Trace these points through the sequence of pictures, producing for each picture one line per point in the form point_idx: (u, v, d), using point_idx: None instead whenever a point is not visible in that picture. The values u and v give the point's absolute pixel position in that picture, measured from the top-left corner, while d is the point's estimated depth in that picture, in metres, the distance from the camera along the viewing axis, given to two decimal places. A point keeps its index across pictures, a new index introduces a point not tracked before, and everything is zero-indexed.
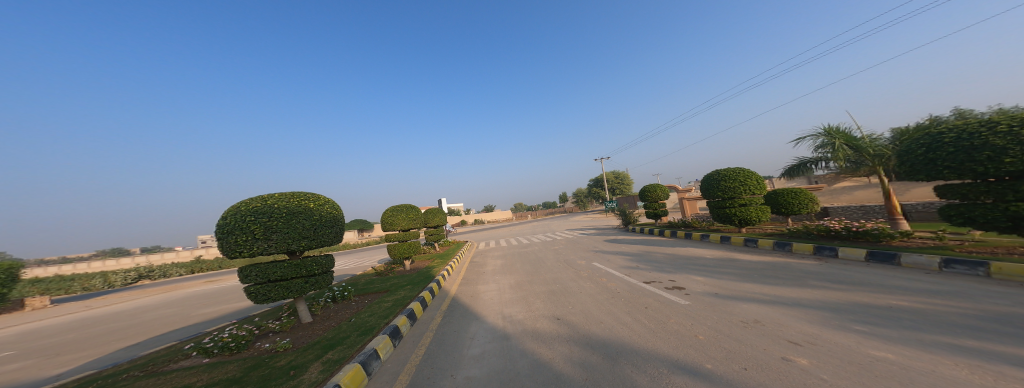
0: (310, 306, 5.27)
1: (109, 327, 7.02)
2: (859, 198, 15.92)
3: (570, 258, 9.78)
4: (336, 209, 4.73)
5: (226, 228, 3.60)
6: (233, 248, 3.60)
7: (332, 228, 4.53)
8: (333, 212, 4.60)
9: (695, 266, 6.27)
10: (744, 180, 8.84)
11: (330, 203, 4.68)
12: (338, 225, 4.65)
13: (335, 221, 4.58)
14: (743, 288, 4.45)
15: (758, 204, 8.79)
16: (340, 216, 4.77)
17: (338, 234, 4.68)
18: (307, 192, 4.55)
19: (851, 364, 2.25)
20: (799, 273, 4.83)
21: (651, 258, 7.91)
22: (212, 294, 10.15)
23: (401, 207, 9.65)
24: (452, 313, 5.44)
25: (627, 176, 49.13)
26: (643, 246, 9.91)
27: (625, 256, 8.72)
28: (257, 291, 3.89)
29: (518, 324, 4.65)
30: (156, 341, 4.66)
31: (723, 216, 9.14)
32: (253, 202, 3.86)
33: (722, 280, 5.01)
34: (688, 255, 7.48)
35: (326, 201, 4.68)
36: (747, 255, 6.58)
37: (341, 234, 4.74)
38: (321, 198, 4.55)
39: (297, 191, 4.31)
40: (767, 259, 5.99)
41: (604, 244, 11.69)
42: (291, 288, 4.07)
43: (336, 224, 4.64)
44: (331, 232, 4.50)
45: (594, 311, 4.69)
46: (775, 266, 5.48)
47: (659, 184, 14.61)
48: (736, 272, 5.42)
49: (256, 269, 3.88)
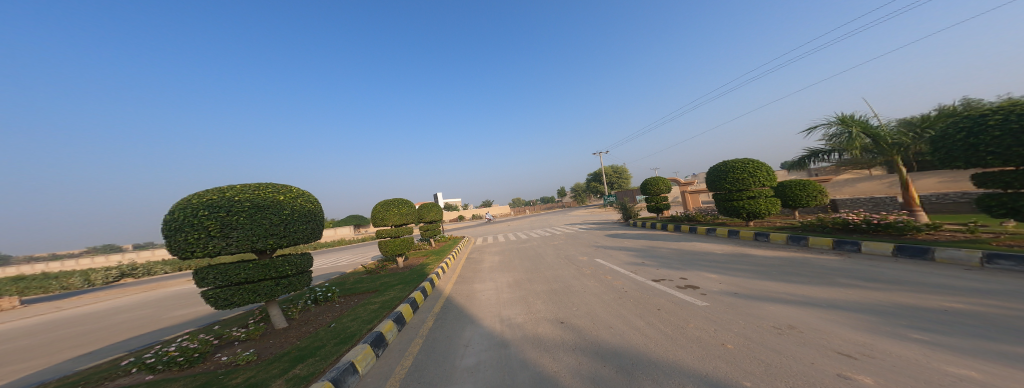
0: (287, 308, 4.82)
1: (75, 330, 6.50)
2: (862, 190, 15.66)
3: (570, 254, 9.36)
4: (313, 202, 4.29)
5: (175, 224, 3.15)
6: (184, 247, 3.16)
7: (309, 223, 4.09)
8: (309, 206, 4.15)
9: (706, 262, 5.86)
10: (753, 171, 8.43)
11: (305, 194, 4.24)
12: (315, 220, 4.23)
13: (311, 215, 4.15)
14: (766, 287, 4.03)
15: (768, 196, 8.37)
16: (317, 210, 4.33)
17: (316, 229, 4.27)
18: (279, 183, 4.10)
19: (928, 385, 1.82)
20: (823, 269, 4.43)
21: (656, 253, 7.50)
22: (193, 293, 9.63)
23: (393, 201, 9.03)
24: (446, 316, 5.01)
25: (625, 170, 48.75)
26: (646, 241, 9.52)
27: (628, 251, 8.34)
28: (217, 296, 3.46)
29: (517, 329, 4.23)
30: (112, 351, 4.18)
31: (730, 209, 8.77)
32: (208, 194, 3.40)
33: (739, 277, 4.60)
34: (696, 250, 7.08)
35: (301, 192, 4.23)
36: (760, 250, 6.20)
37: (319, 230, 4.33)
38: (294, 189, 4.09)
39: (265, 183, 3.85)
40: (782, 254, 5.60)
41: (605, 239, 11.28)
42: (259, 291, 3.65)
43: (314, 219, 4.21)
44: (307, 227, 4.07)
45: (601, 315, 4.26)
46: (794, 261, 5.08)
47: (660, 177, 14.21)
48: (752, 269, 5.01)
49: (215, 271, 3.44)
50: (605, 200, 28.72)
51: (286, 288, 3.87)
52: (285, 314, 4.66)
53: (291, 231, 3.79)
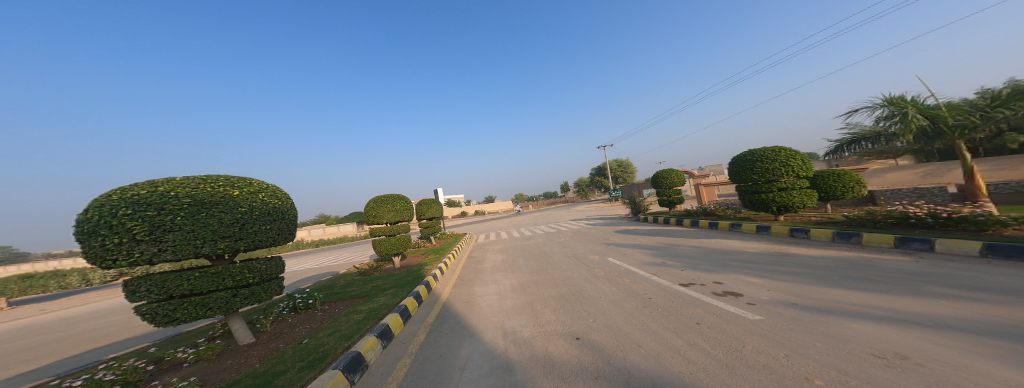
0: (257, 320, 4.16)
1: (42, 339, 5.98)
2: (891, 181, 14.58)
3: (580, 252, 8.64)
4: (282, 198, 3.58)
5: (87, 226, 2.45)
6: (101, 254, 2.47)
7: (275, 223, 3.39)
8: (275, 203, 3.44)
9: (741, 263, 5.06)
10: (785, 160, 7.51)
11: (270, 188, 3.53)
12: (285, 218, 3.52)
13: (279, 213, 3.44)
14: (831, 296, 3.27)
15: (802, 187, 7.46)
16: (286, 207, 3.62)
17: (286, 230, 3.57)
18: (237, 175, 3.40)
19: None
20: (896, 273, 3.65)
21: (678, 252, 6.73)
22: None
23: (387, 198, 8.37)
24: (441, 328, 4.32)
25: (631, 165, 47.66)
26: (662, 238, 8.73)
27: (644, 249, 7.59)
28: (154, 312, 2.74)
29: (524, 347, 3.50)
30: (52, 370, 3.58)
31: (758, 202, 7.91)
32: (136, 188, 2.69)
33: (789, 283, 3.82)
34: (723, 249, 6.28)
35: (264, 186, 3.52)
36: (801, 249, 5.41)
37: (290, 230, 3.64)
38: (255, 183, 3.38)
39: (217, 175, 3.15)
40: (832, 254, 4.81)
41: (616, 236, 10.49)
42: (211, 304, 2.94)
43: (283, 217, 3.51)
44: (273, 227, 3.37)
45: (625, 328, 3.52)
46: (850, 263, 4.29)
47: (673, 169, 13.33)
48: (801, 271, 4.24)
49: (149, 282, 2.71)
50: (611, 195, 27.84)
51: (248, 299, 3.17)
52: (254, 327, 4.00)
53: (250, 233, 3.10)
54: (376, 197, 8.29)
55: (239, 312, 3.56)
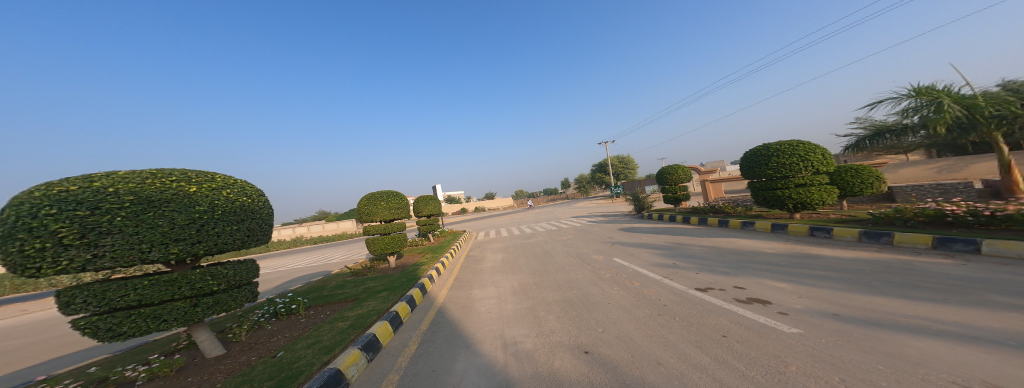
0: (230, 329, 3.77)
1: (12, 345, 5.61)
2: (904, 177, 14.10)
3: (584, 251, 8.24)
4: (252, 195, 3.20)
5: (2, 228, 2.06)
6: (21, 261, 2.08)
7: (243, 223, 3.02)
8: (243, 200, 3.05)
9: (762, 265, 4.64)
10: (804, 155, 7.03)
11: (237, 184, 3.14)
12: (255, 218, 3.15)
13: (248, 212, 3.06)
14: (878, 306, 2.86)
15: (822, 183, 6.99)
16: (258, 205, 3.24)
17: (258, 231, 3.20)
18: (199, 169, 3.00)
19: None
20: (946, 280, 3.23)
21: (689, 252, 6.32)
22: None
23: (381, 194, 7.93)
24: (434, 337, 3.92)
25: (633, 161, 47.04)
26: (671, 236, 8.32)
27: (652, 249, 7.18)
28: (94, 327, 2.31)
29: (525, 363, 3.09)
30: None
31: (773, 199, 7.46)
32: (68, 184, 2.29)
33: (823, 289, 3.41)
34: (739, 249, 5.86)
35: (230, 181, 3.13)
36: (827, 250, 4.99)
37: (262, 231, 3.28)
38: (219, 178, 3.00)
39: (173, 169, 2.75)
40: (863, 256, 4.39)
41: (621, 234, 10.08)
42: (165, 315, 2.54)
43: (253, 217, 3.14)
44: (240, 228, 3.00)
45: (640, 341, 3.11)
46: (887, 267, 3.88)
47: (680, 164, 12.88)
48: (833, 275, 3.83)
49: (86, 292, 2.31)
50: (613, 191, 27.38)
51: (210, 309, 2.77)
52: (226, 338, 3.61)
53: (210, 235, 2.73)
54: (369, 194, 7.85)
55: (206, 322, 3.17)
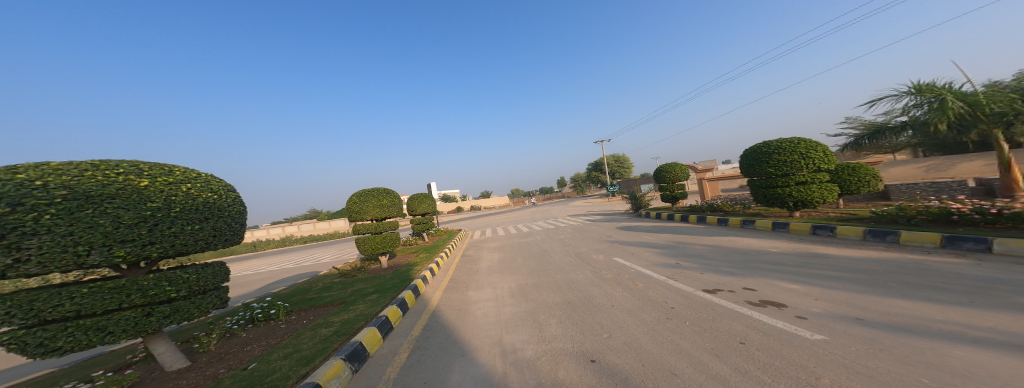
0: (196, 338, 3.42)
1: None
2: (894, 176, 14.30)
3: (582, 251, 8.05)
4: (216, 190, 2.94)
5: None
6: None
7: (205, 222, 2.76)
8: (205, 196, 2.79)
9: (769, 265, 4.48)
10: (805, 152, 6.94)
11: (200, 178, 2.87)
12: (219, 216, 2.89)
13: (210, 210, 2.81)
14: (902, 309, 2.69)
15: (823, 181, 6.90)
16: (223, 203, 2.99)
17: (222, 231, 2.94)
18: (155, 161, 2.72)
19: None
20: (965, 280, 3.10)
21: (691, 251, 6.16)
22: None
23: (372, 191, 7.55)
24: (427, 345, 3.65)
25: (627, 160, 47.20)
26: (670, 235, 8.17)
27: (653, 248, 7.01)
28: (21, 342, 1.98)
29: (527, 373, 2.85)
30: None
31: (774, 197, 7.37)
32: None
33: (839, 291, 3.24)
34: (742, 248, 5.72)
35: (192, 174, 2.85)
36: (833, 249, 4.87)
37: (229, 230, 3.03)
38: (176, 171, 2.72)
39: (120, 160, 2.46)
40: (872, 256, 4.27)
41: (619, 233, 9.91)
42: (110, 327, 2.22)
43: (217, 215, 2.89)
44: (201, 227, 2.74)
45: (650, 348, 2.90)
46: (900, 267, 3.75)
47: (677, 163, 12.79)
48: (845, 275, 3.68)
49: (10, 302, 1.95)
50: (608, 190, 27.33)
51: (167, 318, 2.46)
52: (191, 349, 3.27)
53: (164, 236, 2.47)
54: (359, 191, 7.47)
55: (165, 332, 2.85)
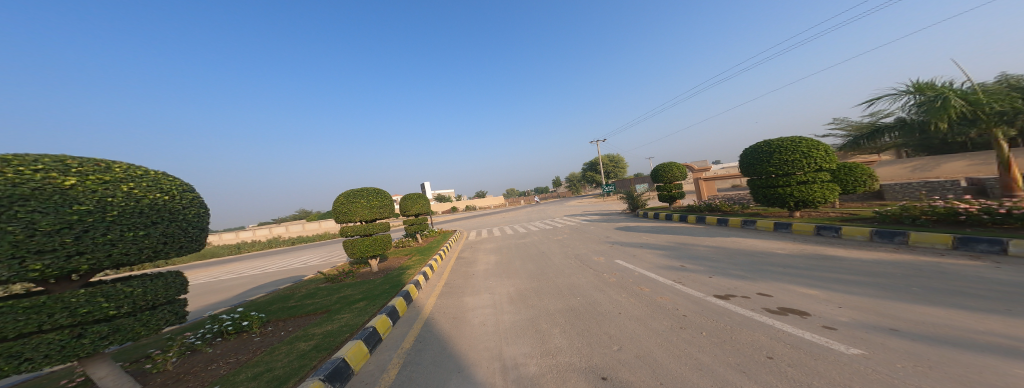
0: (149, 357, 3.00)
1: None
2: (883, 176, 14.51)
3: (581, 253, 7.81)
4: (168, 190, 2.56)
5: None
6: None
7: (152, 227, 2.39)
8: (153, 197, 2.42)
9: (779, 267, 4.30)
10: (807, 151, 6.84)
11: (149, 176, 2.50)
12: (171, 221, 2.52)
13: (159, 213, 2.44)
14: (936, 317, 2.49)
15: (824, 181, 6.81)
16: (177, 204, 2.61)
17: (176, 237, 2.58)
18: (93, 156, 2.35)
19: None
20: (992, 285, 2.94)
21: (694, 253, 5.97)
22: None
23: (361, 191, 7.11)
24: (419, 359, 3.33)
25: (620, 159, 47.39)
26: (670, 236, 8.00)
27: (654, 250, 6.81)
28: None
29: None
30: None
31: (775, 196, 7.28)
32: None
33: (862, 297, 3.05)
34: (747, 250, 5.55)
35: (140, 172, 2.48)
36: (841, 251, 4.72)
37: (186, 236, 2.66)
38: (116, 168, 2.34)
39: (44, 155, 2.09)
40: (884, 258, 4.12)
41: (617, 234, 9.70)
42: (28, 353, 1.90)
43: (169, 219, 2.52)
44: (148, 234, 2.37)
45: (665, 362, 2.64)
46: (917, 269, 3.59)
47: (674, 162, 12.68)
48: (863, 279, 3.50)
49: None
50: (603, 190, 27.28)
51: (104, 339, 2.15)
52: (142, 369, 2.87)
53: (97, 245, 2.11)
54: (347, 191, 7.02)
55: (107, 353, 2.48)
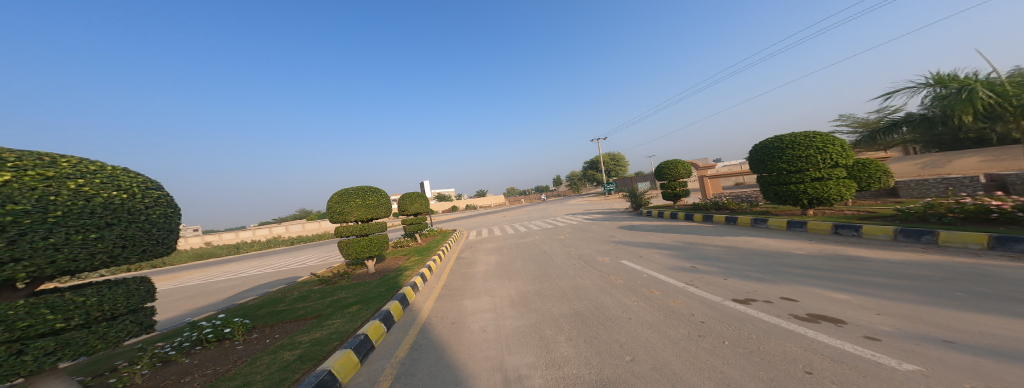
0: (119, 368, 2.77)
1: None
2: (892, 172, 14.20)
3: (584, 252, 7.54)
4: (126, 188, 2.30)
5: None
6: None
7: (105, 230, 2.13)
8: (107, 196, 2.18)
9: (799, 268, 4.02)
10: (822, 146, 6.54)
11: (103, 173, 2.23)
12: (129, 223, 2.26)
13: (115, 213, 2.18)
14: (993, 327, 2.21)
15: (840, 177, 6.52)
16: (136, 204, 2.36)
17: (136, 240, 2.33)
18: (33, 150, 2.07)
19: None
20: None
21: (704, 253, 5.69)
22: None
23: (356, 190, 6.83)
24: (414, 370, 3.06)
25: (621, 158, 47.06)
26: (677, 235, 7.71)
27: (661, 250, 6.53)
28: None
29: None
30: None
31: (788, 193, 6.99)
32: None
33: (900, 302, 2.76)
34: (760, 249, 5.28)
35: (91, 168, 2.21)
36: (864, 251, 4.44)
37: (148, 239, 2.40)
38: (63, 163, 2.09)
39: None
40: (914, 259, 3.84)
41: (621, 233, 9.42)
42: None
43: (127, 220, 2.27)
44: (100, 237, 2.11)
45: (686, 376, 2.37)
46: (953, 271, 3.32)
47: (678, 159, 12.37)
48: (896, 282, 3.22)
49: None
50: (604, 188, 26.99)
51: (50, 356, 1.94)
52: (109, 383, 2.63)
53: (36, 250, 1.85)
54: (342, 190, 6.74)
55: (60, 370, 2.24)
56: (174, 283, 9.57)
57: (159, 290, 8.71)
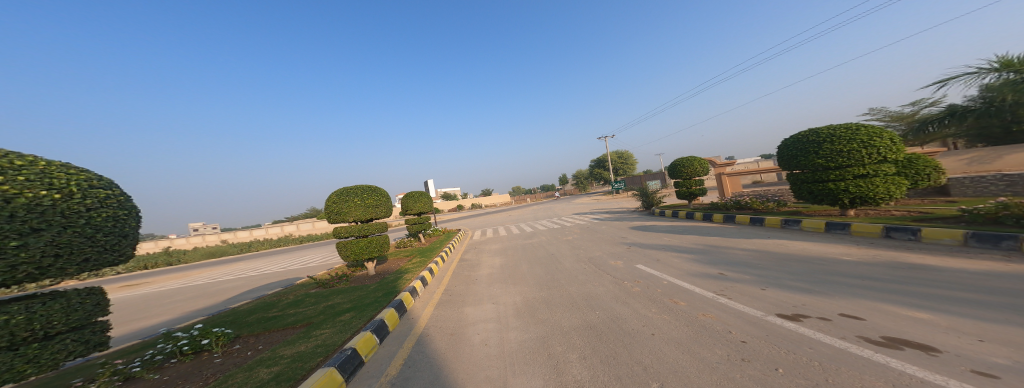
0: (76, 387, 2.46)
1: None
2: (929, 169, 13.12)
3: (596, 255, 7.02)
4: (61, 189, 2.21)
5: None
6: None
7: (32, 236, 2.05)
8: (35, 197, 2.08)
9: (851, 277, 3.43)
10: (868, 139, 5.82)
11: (37, 173, 2.14)
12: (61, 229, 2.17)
13: (45, 217, 2.09)
14: None
15: (889, 174, 5.78)
16: (73, 206, 2.28)
17: (72, 246, 2.24)
18: None
19: None
20: None
21: (732, 257, 5.11)
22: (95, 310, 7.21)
23: (355, 189, 6.53)
24: None
25: (631, 156, 46.07)
26: (697, 237, 7.09)
27: (681, 253, 5.96)
28: None
29: None
30: None
31: (827, 192, 6.29)
32: None
33: (1005, 326, 2.18)
34: (796, 254, 4.68)
35: (26, 166, 2.12)
36: (927, 257, 3.80)
37: (89, 243, 2.33)
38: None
39: None
40: (997, 269, 3.21)
41: (634, 234, 8.85)
42: None
43: (59, 224, 2.18)
44: (26, 244, 2.02)
45: None
46: None
47: (695, 156, 11.66)
48: (987, 298, 2.62)
49: None
50: (614, 187, 26.23)
51: None
52: None
53: None
54: (340, 189, 6.44)
55: None
56: (180, 283, 9.55)
57: (160, 291, 8.55)
